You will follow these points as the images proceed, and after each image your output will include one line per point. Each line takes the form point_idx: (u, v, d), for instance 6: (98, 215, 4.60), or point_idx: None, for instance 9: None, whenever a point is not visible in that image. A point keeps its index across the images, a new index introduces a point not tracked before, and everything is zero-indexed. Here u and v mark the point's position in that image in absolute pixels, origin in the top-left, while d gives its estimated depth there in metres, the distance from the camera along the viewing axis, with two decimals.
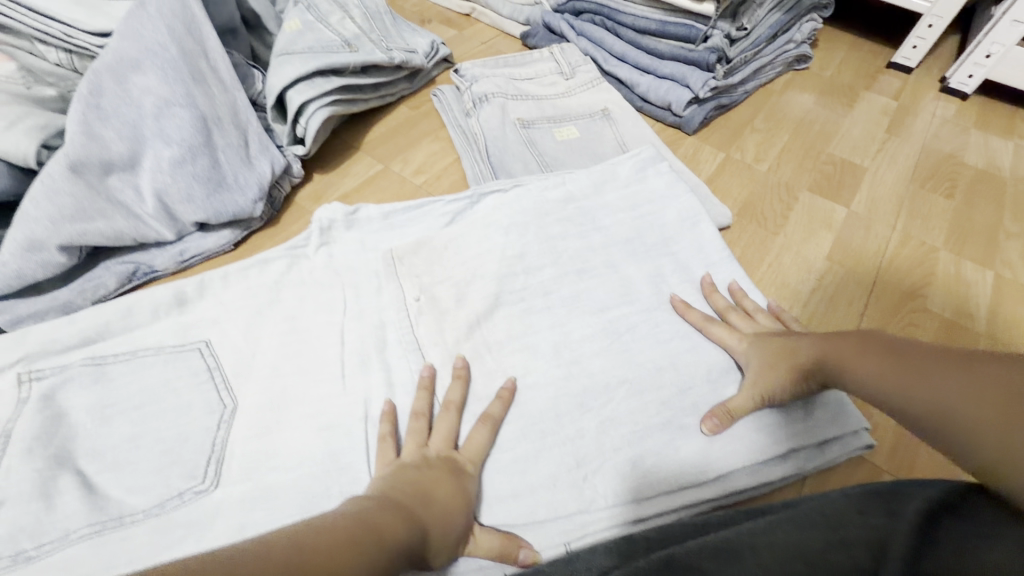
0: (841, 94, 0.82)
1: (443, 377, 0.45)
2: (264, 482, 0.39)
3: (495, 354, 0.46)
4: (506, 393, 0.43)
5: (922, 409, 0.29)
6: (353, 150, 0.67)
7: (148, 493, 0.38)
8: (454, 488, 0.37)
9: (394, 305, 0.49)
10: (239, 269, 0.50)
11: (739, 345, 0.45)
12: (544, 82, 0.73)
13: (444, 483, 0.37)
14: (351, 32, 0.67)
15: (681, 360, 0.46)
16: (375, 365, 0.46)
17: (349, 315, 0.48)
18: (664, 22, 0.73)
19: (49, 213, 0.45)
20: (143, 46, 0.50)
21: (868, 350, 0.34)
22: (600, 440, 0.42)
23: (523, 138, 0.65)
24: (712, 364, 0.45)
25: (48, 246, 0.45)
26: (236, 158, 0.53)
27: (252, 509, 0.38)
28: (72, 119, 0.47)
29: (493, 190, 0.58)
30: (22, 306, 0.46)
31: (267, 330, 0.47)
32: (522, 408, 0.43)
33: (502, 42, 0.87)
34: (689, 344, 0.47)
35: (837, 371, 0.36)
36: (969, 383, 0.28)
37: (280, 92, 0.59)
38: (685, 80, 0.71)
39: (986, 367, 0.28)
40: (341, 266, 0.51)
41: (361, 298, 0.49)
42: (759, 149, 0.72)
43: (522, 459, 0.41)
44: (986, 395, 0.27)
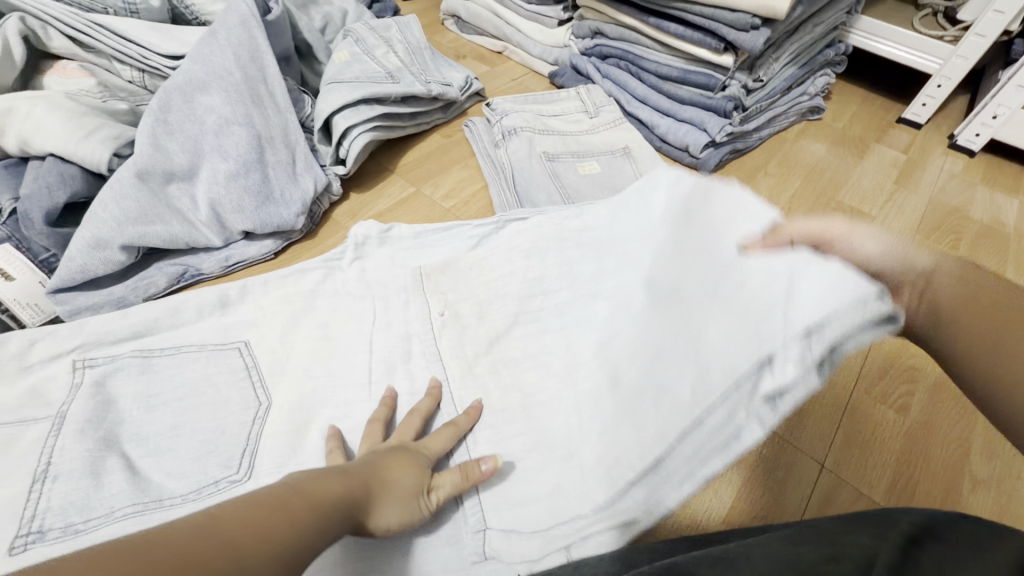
0: (852, 145, 0.85)
1: (463, 388, 0.48)
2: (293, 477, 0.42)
3: (513, 369, 0.49)
4: (472, 412, 0.45)
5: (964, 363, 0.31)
6: (388, 172, 0.71)
7: (186, 480, 0.41)
8: (404, 461, 0.38)
9: (421, 319, 0.52)
10: (278, 276, 0.54)
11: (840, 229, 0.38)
12: (569, 119, 0.77)
13: (395, 459, 0.38)
14: (394, 64, 0.73)
15: None
16: (400, 376, 0.49)
17: (378, 326, 0.52)
18: (685, 71, 0.77)
19: (115, 215, 0.49)
20: (211, 70, 0.55)
21: (957, 283, 0.33)
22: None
23: (548, 170, 0.69)
24: None
25: (110, 244, 0.49)
26: (284, 173, 0.57)
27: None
28: (142, 132, 0.52)
29: (516, 217, 0.62)
30: (81, 298, 0.49)
31: (302, 334, 0.50)
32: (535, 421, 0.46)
33: (531, 80, 0.93)
34: None
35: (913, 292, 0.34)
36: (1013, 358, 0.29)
37: (328, 116, 0.64)
38: (703, 125, 0.75)
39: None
40: (371, 279, 0.55)
41: (391, 311, 0.53)
42: (771, 193, 0.76)
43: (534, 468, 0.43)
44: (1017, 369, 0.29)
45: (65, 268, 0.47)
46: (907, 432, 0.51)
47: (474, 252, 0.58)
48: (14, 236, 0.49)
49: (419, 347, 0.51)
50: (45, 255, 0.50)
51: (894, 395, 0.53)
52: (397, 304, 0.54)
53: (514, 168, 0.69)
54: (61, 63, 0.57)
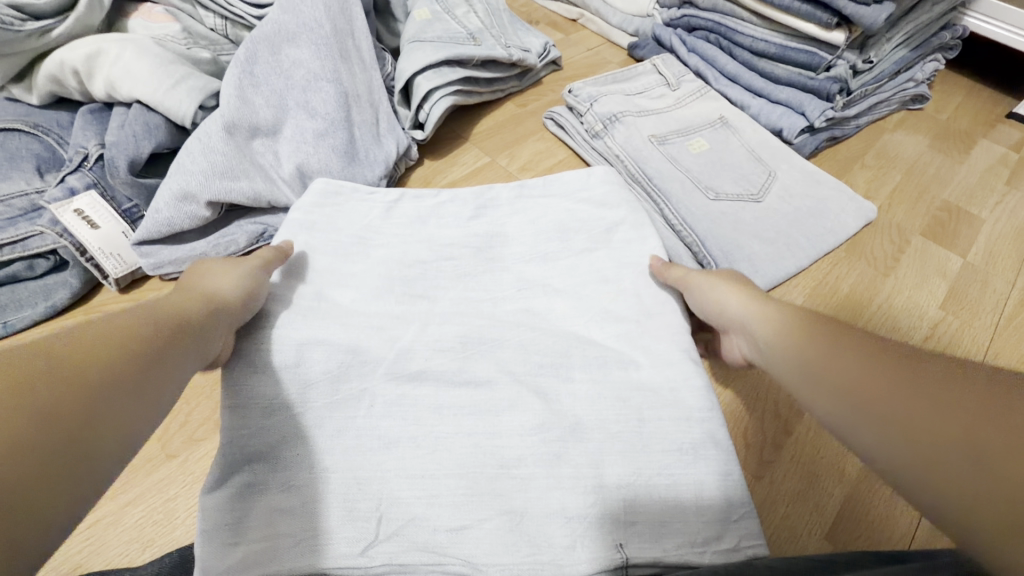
0: (956, 138, 0.78)
1: (486, 362, 0.43)
2: (535, 438, 0.39)
3: (594, 338, 0.45)
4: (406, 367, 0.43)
5: (874, 411, 0.29)
6: (462, 140, 0.68)
7: (431, 458, 0.38)
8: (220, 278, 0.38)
9: (479, 291, 0.48)
10: (460, 221, 0.53)
11: (740, 303, 0.41)
12: (653, 95, 0.72)
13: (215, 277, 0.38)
14: (475, 25, 0.69)
15: (760, 426, 0.47)
16: (554, 334, 0.45)
17: (484, 284, 0.48)
18: (785, 47, 0.71)
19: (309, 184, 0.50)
20: (301, 20, 0.54)
21: (901, 366, 0.30)
22: (671, 438, 0.40)
23: (664, 155, 0.65)
24: (794, 444, 0.46)
25: (310, 225, 0.48)
26: (368, 134, 0.55)
27: (329, 469, 0.37)
28: (229, 83, 0.50)
29: (732, 197, 0.62)
30: (165, 252, 0.48)
31: (591, 288, 0.48)
32: (618, 380, 0.42)
33: (608, 50, 0.87)
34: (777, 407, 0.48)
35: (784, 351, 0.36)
36: (939, 404, 0.27)
37: (409, 78, 0.61)
38: (801, 108, 0.69)
39: (956, 407, 0.26)
40: (558, 255, 0.51)
41: (468, 283, 0.48)
42: (869, 187, 0.70)
43: (598, 446, 0.39)
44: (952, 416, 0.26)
45: (152, 219, 0.46)
46: None
47: (506, 224, 0.53)
48: (99, 183, 0.47)
49: (468, 312, 0.46)
50: (127, 206, 0.48)
51: None
52: (630, 241, 0.51)
53: (633, 159, 0.64)
54: (145, 7, 0.57)
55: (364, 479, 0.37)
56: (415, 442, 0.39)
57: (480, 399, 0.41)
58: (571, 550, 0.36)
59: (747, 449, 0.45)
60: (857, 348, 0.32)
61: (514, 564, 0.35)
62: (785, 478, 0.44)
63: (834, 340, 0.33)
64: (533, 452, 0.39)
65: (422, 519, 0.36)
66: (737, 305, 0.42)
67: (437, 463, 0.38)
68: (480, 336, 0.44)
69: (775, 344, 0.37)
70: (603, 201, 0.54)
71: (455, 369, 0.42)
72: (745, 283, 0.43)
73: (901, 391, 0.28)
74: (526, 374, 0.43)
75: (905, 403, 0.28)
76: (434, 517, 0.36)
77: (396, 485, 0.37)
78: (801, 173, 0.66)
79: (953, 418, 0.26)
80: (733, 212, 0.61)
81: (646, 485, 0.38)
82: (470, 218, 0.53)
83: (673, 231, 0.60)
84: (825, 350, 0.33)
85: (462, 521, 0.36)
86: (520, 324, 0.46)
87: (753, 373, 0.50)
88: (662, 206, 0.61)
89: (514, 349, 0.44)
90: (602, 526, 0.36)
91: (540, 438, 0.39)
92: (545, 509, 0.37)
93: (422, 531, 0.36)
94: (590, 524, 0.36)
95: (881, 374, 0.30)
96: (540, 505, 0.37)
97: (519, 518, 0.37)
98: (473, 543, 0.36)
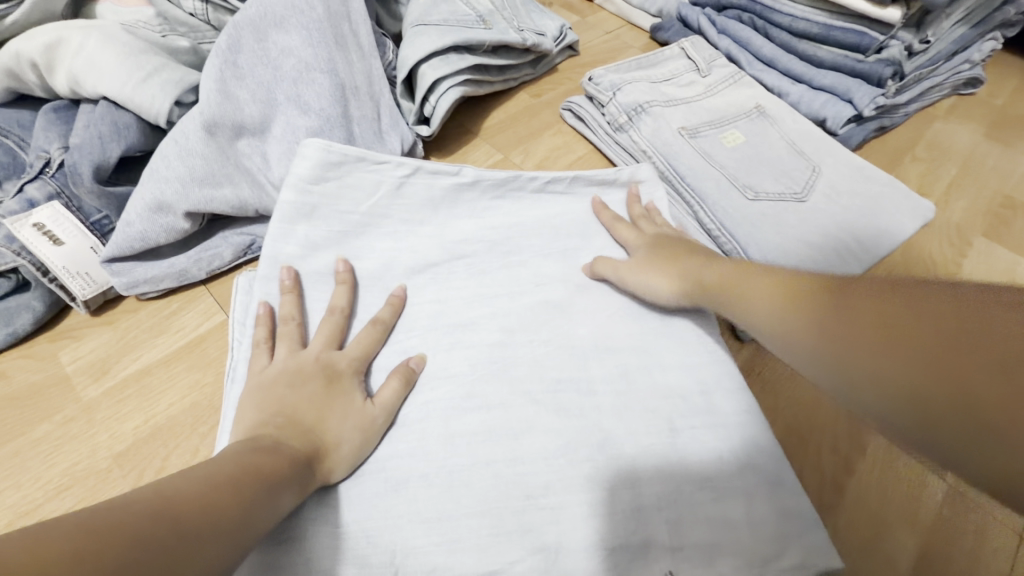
0: (1014, 125, 0.71)
1: (497, 386, 0.38)
2: (561, 481, 0.35)
3: (624, 363, 0.40)
4: (407, 370, 0.38)
5: (838, 348, 0.27)
6: (472, 136, 0.62)
7: (447, 497, 0.34)
8: (334, 400, 0.34)
9: (495, 290, 0.43)
10: (472, 209, 0.46)
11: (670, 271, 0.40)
12: (682, 82, 0.65)
13: (325, 399, 0.34)
14: (485, 7, 0.62)
15: (817, 463, 0.41)
16: (580, 359, 0.40)
17: (501, 282, 0.43)
18: (830, 26, 0.64)
19: (309, 176, 0.42)
20: (290, 3, 0.47)
21: (867, 300, 0.27)
22: (709, 447, 0.37)
23: (696, 149, 0.58)
24: (857, 484, 0.40)
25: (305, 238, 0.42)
26: (370, 131, 0.48)
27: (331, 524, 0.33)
28: (209, 75, 0.44)
29: (772, 197, 0.55)
30: (140, 269, 0.42)
31: (619, 304, 0.43)
32: (652, 415, 0.37)
33: (628, 33, 0.80)
34: (834, 439, 0.42)
35: (745, 306, 0.35)
36: (906, 332, 0.24)
37: (413, 67, 0.55)
38: (848, 95, 0.62)
39: (918, 331, 0.24)
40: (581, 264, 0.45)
41: (484, 280, 0.43)
42: (922, 181, 0.63)
43: (633, 458, 0.36)
44: (911, 344, 0.24)
45: (122, 233, 0.41)
46: None
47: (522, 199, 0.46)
48: (63, 193, 0.42)
49: (484, 311, 0.42)
50: (96, 218, 0.42)
51: None
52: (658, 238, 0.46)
53: (661, 155, 0.58)
54: None
55: (371, 532, 0.33)
56: (427, 480, 0.35)
57: (497, 421, 0.37)
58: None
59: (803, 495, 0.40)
60: (830, 292, 0.30)
61: None
62: (849, 526, 0.38)
63: (804, 289, 0.32)
64: (563, 477, 0.35)
65: (445, 569, 0.32)
66: (671, 279, 0.40)
67: (456, 502, 0.34)
68: (494, 362, 0.39)
69: (736, 303, 0.35)
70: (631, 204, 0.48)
71: (461, 399, 0.38)
72: (670, 250, 0.42)
73: (864, 322, 0.27)
74: (542, 391, 0.38)
75: (871, 334, 0.26)
76: (458, 566, 0.32)
77: (409, 531, 0.33)
78: (849, 168, 0.59)
79: (914, 345, 0.24)
80: (774, 213, 0.54)
81: (688, 528, 0.34)
82: (484, 206, 0.46)
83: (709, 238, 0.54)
84: (793, 299, 0.32)
85: (490, 564, 0.32)
86: (541, 348, 0.40)
87: (806, 398, 0.44)
88: (696, 209, 0.55)
89: (530, 366, 0.39)
90: (646, 556, 0.33)
91: (566, 460, 0.35)
92: (581, 540, 0.33)
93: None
94: (629, 551, 0.33)
95: (853, 309, 0.28)
96: (576, 535, 0.33)
97: (555, 555, 0.33)
98: None
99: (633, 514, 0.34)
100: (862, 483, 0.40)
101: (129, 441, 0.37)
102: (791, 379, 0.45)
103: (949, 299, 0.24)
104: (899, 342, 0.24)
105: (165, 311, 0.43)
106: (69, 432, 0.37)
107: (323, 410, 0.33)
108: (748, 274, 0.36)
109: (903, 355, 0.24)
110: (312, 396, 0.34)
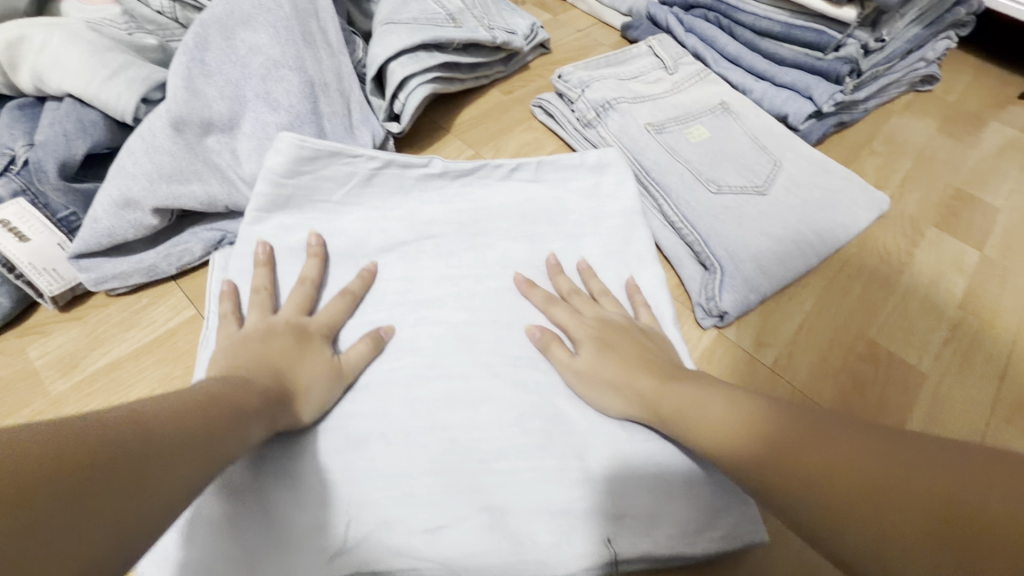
0: (967, 120, 0.74)
1: (459, 356, 0.40)
2: (519, 456, 0.36)
3: None
4: (376, 337, 0.39)
5: (820, 485, 0.25)
6: (444, 131, 0.63)
7: (403, 455, 0.36)
8: (304, 353, 0.36)
9: (460, 270, 0.44)
10: (444, 195, 0.47)
11: (594, 369, 0.37)
12: (649, 79, 0.67)
13: (293, 349, 0.36)
14: (455, 5, 0.63)
15: None
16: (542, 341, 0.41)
17: (466, 262, 0.45)
18: (790, 25, 0.66)
19: (282, 171, 0.43)
20: (256, 2, 0.48)
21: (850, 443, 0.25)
22: None
23: (661, 145, 0.60)
24: None
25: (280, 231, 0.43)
26: (340, 127, 0.49)
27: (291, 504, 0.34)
28: (177, 73, 0.45)
29: (734, 189, 0.57)
30: (110, 265, 0.43)
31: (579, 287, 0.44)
32: None
33: (599, 31, 0.81)
34: None
35: (699, 433, 0.32)
36: (904, 486, 0.23)
37: (382, 64, 0.56)
38: (808, 92, 0.64)
39: (918, 490, 0.22)
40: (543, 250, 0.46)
41: (449, 260, 0.45)
42: (880, 174, 0.66)
43: (583, 433, 0.37)
44: (913, 506, 0.22)
45: (90, 230, 0.41)
46: None
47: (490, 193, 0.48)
48: (28, 189, 0.42)
49: (448, 292, 0.43)
50: (63, 214, 0.42)
51: None
52: (618, 226, 0.48)
53: (628, 151, 0.59)
54: None
55: (330, 492, 0.34)
56: (387, 439, 0.36)
57: (457, 390, 0.38)
58: (558, 547, 0.33)
59: None
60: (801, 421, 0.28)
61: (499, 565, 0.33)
62: None
63: (771, 413, 0.29)
64: (513, 443, 0.37)
65: (396, 522, 0.33)
66: (604, 379, 0.37)
67: (413, 460, 0.35)
68: (457, 339, 0.41)
69: (687, 428, 0.32)
70: (594, 191, 0.50)
71: (423, 368, 0.39)
72: (604, 343, 0.38)
73: (856, 465, 0.25)
74: (503, 364, 0.40)
75: (861, 482, 0.24)
76: (412, 537, 0.33)
77: (371, 488, 0.34)
78: (808, 162, 0.61)
79: (916, 505, 0.22)
80: (735, 204, 0.56)
81: (631, 495, 0.35)
82: (455, 192, 0.48)
83: (673, 229, 0.55)
84: (760, 420, 0.29)
85: (442, 520, 0.34)
86: (504, 333, 0.41)
87: (761, 386, 0.46)
88: (661, 202, 0.56)
89: (492, 350, 0.40)
90: (588, 517, 0.34)
91: (522, 437, 0.37)
92: (531, 504, 0.35)
93: (396, 535, 0.33)
94: (578, 516, 0.34)
95: (836, 451, 0.26)
96: (524, 499, 0.35)
97: (501, 516, 0.34)
98: (452, 542, 0.33)
99: (581, 480, 0.35)
100: None
101: None
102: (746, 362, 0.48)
103: (941, 456, 0.23)
104: (895, 497, 0.23)
105: (133, 306, 0.44)
106: None
107: (291, 356, 0.35)
108: (701, 394, 0.33)
109: (906, 520, 0.22)
110: (284, 350, 0.35)
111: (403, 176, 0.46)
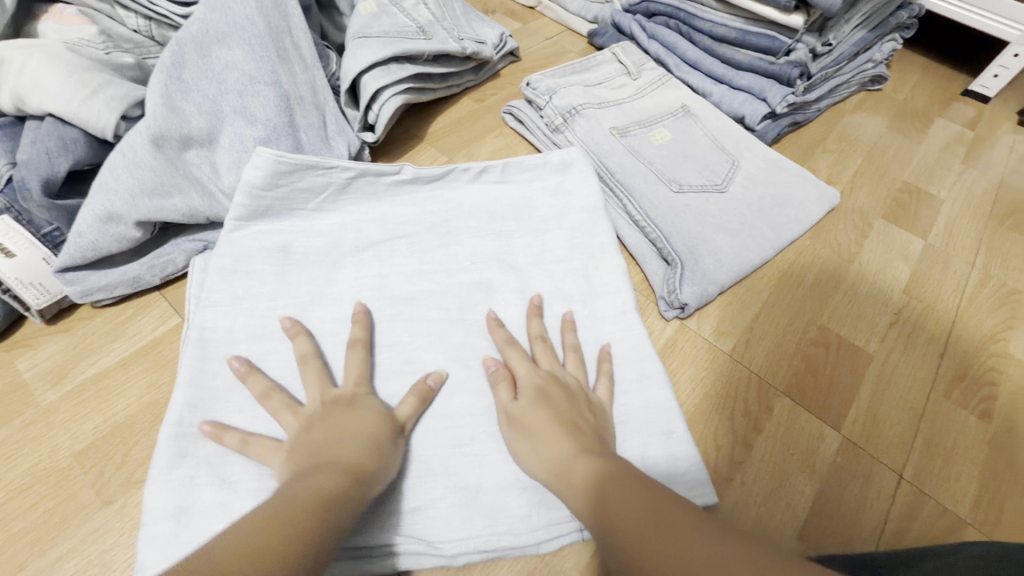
0: (914, 117, 0.79)
1: (433, 349, 0.42)
2: (489, 439, 0.39)
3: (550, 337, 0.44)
4: (358, 317, 0.42)
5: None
6: (418, 140, 0.65)
7: None
8: (366, 418, 0.35)
9: (435, 268, 0.47)
10: (415, 198, 0.50)
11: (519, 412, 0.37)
12: (614, 85, 0.70)
13: (357, 416, 0.35)
14: (425, 18, 0.65)
15: (725, 423, 0.46)
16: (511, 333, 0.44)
17: (439, 260, 0.47)
18: (745, 32, 0.70)
19: (261, 184, 0.44)
20: (230, 19, 0.50)
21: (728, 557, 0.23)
22: (622, 405, 0.42)
23: (625, 148, 0.63)
24: (767, 446, 0.45)
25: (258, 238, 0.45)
26: (317, 138, 0.51)
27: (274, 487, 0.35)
28: (155, 90, 0.46)
29: (695, 188, 0.61)
30: (93, 278, 0.44)
31: (545, 283, 0.47)
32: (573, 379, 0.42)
33: (567, 38, 0.84)
34: (743, 403, 0.48)
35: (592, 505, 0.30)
36: None
37: (355, 77, 0.58)
38: (762, 94, 0.68)
39: None
40: (511, 249, 0.49)
41: (423, 258, 0.47)
42: (832, 171, 0.70)
43: None
44: None
45: (74, 243, 0.43)
46: (991, 439, 0.47)
47: (461, 194, 0.51)
48: (12, 208, 0.43)
49: (421, 289, 0.45)
50: (46, 230, 0.44)
51: (973, 398, 0.49)
52: (582, 223, 0.51)
53: (595, 155, 0.62)
54: (57, 8, 0.53)
55: None
56: None
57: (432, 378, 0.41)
58: (528, 515, 0.36)
59: (716, 453, 0.45)
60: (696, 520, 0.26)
61: (471, 537, 0.36)
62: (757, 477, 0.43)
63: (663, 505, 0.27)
64: (485, 427, 0.39)
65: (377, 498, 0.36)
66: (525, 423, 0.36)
67: None
68: (430, 336, 0.43)
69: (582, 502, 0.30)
70: (558, 190, 0.52)
71: (399, 361, 0.42)
72: (547, 391, 0.37)
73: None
74: (475, 357, 0.42)
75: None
76: (391, 514, 0.36)
77: None
78: (764, 161, 0.65)
79: None
80: (695, 202, 0.60)
81: None
82: (424, 196, 0.50)
83: (637, 227, 0.58)
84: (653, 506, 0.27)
85: (420, 502, 0.36)
86: (476, 327, 0.44)
87: (721, 373, 0.49)
88: (625, 202, 0.59)
89: (465, 344, 0.43)
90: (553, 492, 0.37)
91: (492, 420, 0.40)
92: (499, 480, 0.37)
93: (377, 512, 0.36)
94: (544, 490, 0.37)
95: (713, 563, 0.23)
96: (493, 477, 0.38)
97: (475, 494, 0.37)
98: (430, 521, 0.36)
99: None
100: (766, 440, 0.45)
101: (89, 440, 0.39)
102: (705, 351, 0.51)
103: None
104: None
105: (121, 317, 0.46)
106: (29, 433, 0.39)
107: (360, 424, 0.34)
108: (610, 466, 0.31)
109: None
110: (331, 427, 0.34)
111: (376, 183, 0.48)
